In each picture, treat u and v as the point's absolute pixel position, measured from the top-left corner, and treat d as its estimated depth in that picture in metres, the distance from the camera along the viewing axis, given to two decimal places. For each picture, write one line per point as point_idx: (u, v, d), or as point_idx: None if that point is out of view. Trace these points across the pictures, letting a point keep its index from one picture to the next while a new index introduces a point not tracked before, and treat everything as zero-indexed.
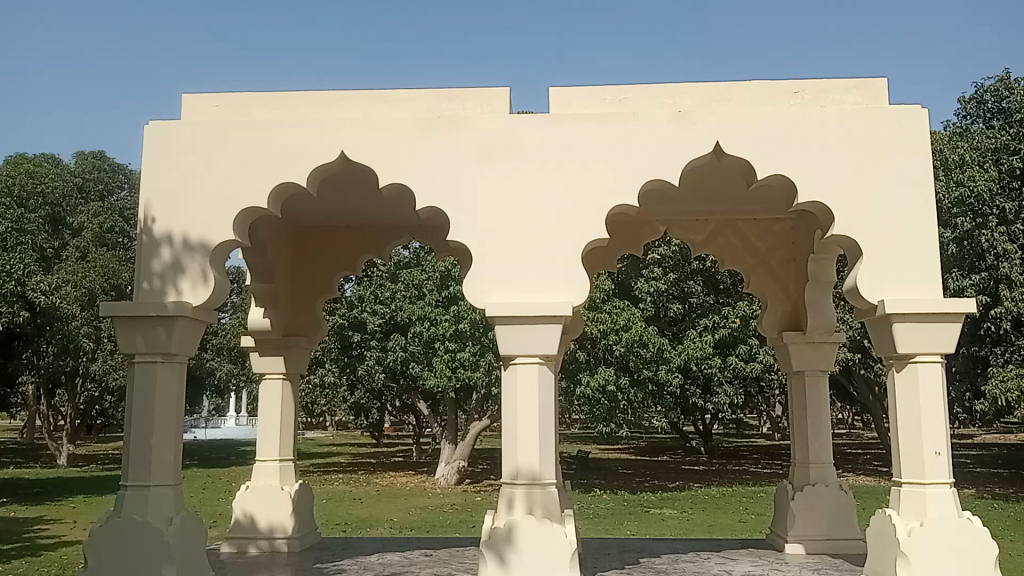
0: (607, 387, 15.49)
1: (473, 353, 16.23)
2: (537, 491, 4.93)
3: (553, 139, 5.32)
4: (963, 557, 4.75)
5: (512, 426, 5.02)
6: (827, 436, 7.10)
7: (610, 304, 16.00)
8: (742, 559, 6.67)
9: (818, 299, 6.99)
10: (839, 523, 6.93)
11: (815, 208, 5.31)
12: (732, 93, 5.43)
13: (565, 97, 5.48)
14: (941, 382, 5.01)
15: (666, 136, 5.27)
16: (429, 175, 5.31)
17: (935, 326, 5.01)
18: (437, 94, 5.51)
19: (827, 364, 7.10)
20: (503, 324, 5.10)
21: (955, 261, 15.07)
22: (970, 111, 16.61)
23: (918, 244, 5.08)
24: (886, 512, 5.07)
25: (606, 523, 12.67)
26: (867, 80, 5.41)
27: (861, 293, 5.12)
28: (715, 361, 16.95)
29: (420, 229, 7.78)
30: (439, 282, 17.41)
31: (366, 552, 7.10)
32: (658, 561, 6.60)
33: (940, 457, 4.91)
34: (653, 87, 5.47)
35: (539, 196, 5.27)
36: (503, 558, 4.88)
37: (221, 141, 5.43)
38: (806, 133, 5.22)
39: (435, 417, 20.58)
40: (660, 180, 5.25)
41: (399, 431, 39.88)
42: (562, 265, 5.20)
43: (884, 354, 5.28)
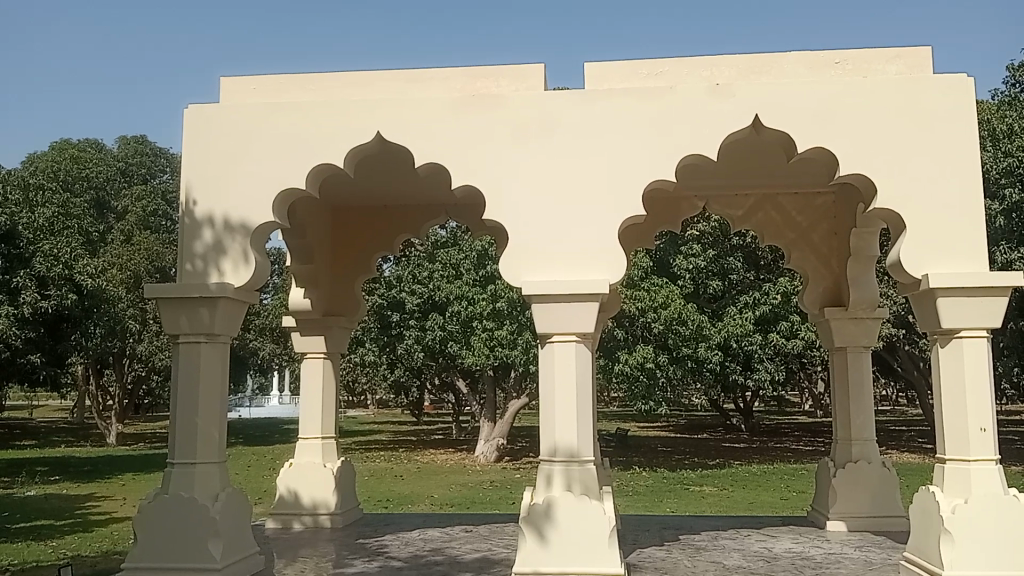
0: (646, 365, 15.44)
1: (510, 332, 16.30)
2: (575, 467, 4.96)
3: (590, 116, 5.28)
4: (1008, 535, 4.68)
5: (551, 402, 5.05)
6: (870, 414, 6.98)
7: (647, 282, 15.89)
8: (783, 536, 6.64)
9: (860, 274, 6.85)
10: (881, 500, 6.86)
11: (857, 181, 5.19)
12: (772, 65, 5.34)
13: (602, 72, 5.43)
14: (987, 357, 4.91)
15: (704, 110, 5.21)
16: (465, 153, 5.32)
17: (983, 301, 4.90)
18: (472, 72, 5.50)
19: (870, 339, 6.98)
20: (539, 302, 5.10)
21: (1003, 234, 14.72)
22: (1020, 79, 16.24)
23: (963, 219, 4.98)
24: (929, 489, 4.99)
25: (645, 501, 12.62)
26: (910, 49, 5.28)
27: (904, 267, 5.03)
28: (755, 338, 16.74)
29: (458, 208, 7.77)
30: (476, 261, 17.49)
31: (408, 528, 7.21)
32: (697, 538, 6.60)
33: (985, 434, 4.83)
34: (691, 60, 5.40)
35: (576, 175, 5.24)
36: (542, 533, 4.91)
37: (260, 126, 5.49)
38: (848, 101, 5.12)
39: (474, 395, 20.73)
40: (698, 155, 5.18)
41: (440, 408, 40.21)
42: (600, 242, 5.17)
43: (928, 328, 5.19)
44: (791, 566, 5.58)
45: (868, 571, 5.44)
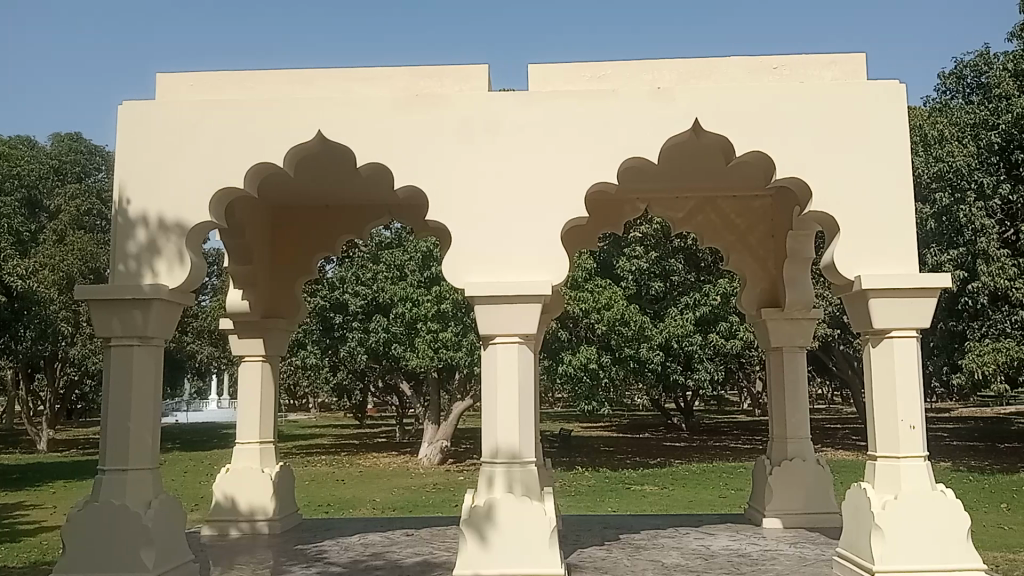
0: (589, 365, 15.59)
1: (455, 333, 16.26)
2: (516, 469, 4.96)
3: (534, 118, 5.28)
4: (936, 530, 4.81)
5: (492, 403, 5.04)
6: (805, 413, 7.13)
7: (592, 283, 15.98)
8: (721, 534, 6.74)
9: (795, 275, 7.00)
10: (815, 496, 7.00)
11: (794, 185, 5.30)
12: (713, 70, 5.41)
13: (545, 72, 5.44)
14: (916, 356, 5.06)
15: (646, 113, 5.25)
16: (407, 153, 5.27)
17: (914, 302, 5.04)
18: (415, 72, 5.46)
19: (805, 339, 7.14)
20: (481, 303, 5.09)
21: (933, 237, 15.21)
22: (950, 86, 16.86)
23: (894, 222, 5.11)
24: (860, 486, 5.11)
25: (586, 501, 12.67)
26: (846, 56, 5.41)
27: (838, 269, 5.15)
28: (695, 339, 16.95)
29: (399, 208, 7.69)
30: (421, 262, 17.13)
31: (347, 533, 7.12)
32: (638, 537, 6.66)
33: (914, 431, 4.96)
34: (633, 63, 5.45)
35: (519, 175, 5.24)
36: (483, 536, 4.89)
37: (197, 124, 5.37)
38: (784, 106, 5.22)
39: (418, 397, 20.62)
40: (640, 157, 5.23)
41: (383, 411, 39.92)
42: (542, 243, 5.19)
43: (860, 329, 5.32)
44: (729, 564, 5.66)
45: (803, 566, 5.55)
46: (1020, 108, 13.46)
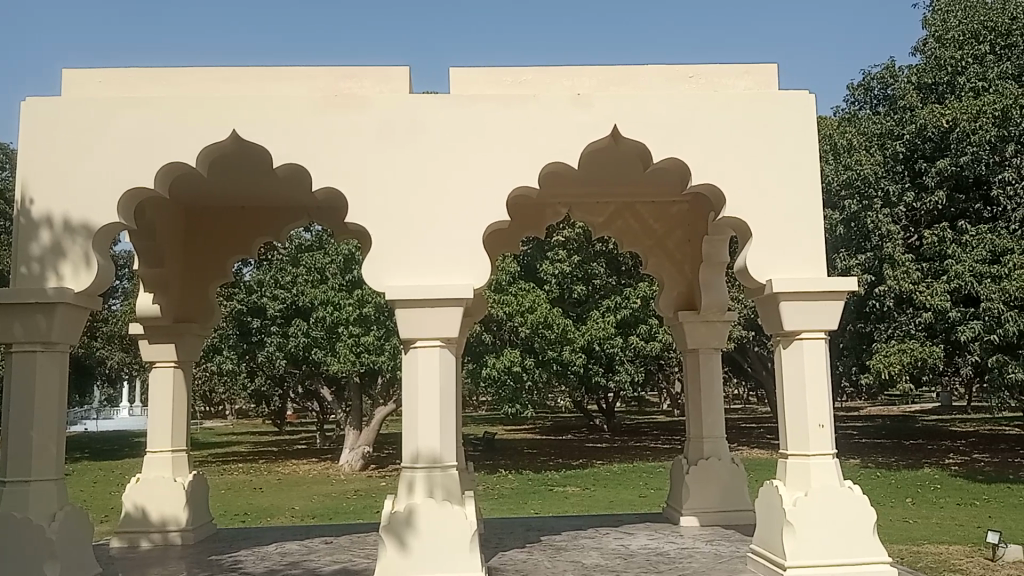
0: (513, 368, 15.65)
1: (377, 337, 16.10)
2: (437, 473, 4.93)
3: (454, 122, 5.27)
4: (843, 525, 4.98)
5: (413, 408, 5.00)
6: (719, 413, 7.31)
7: (514, 287, 16.17)
8: (639, 533, 6.84)
9: (710, 278, 7.16)
10: (730, 494, 7.18)
11: (709, 191, 5.43)
12: (631, 78, 5.49)
13: (467, 76, 5.44)
14: (824, 357, 5.24)
15: (565, 119, 5.31)
16: (326, 155, 5.20)
17: (823, 306, 5.23)
18: (333, 73, 5.38)
19: (720, 341, 7.32)
20: (402, 307, 5.05)
21: (842, 242, 15.74)
22: (858, 98, 17.56)
23: (803, 229, 5.28)
24: (772, 484, 5.25)
25: (509, 504, 12.69)
26: (757, 67, 5.58)
27: (750, 273, 5.30)
28: (617, 341, 17.18)
29: (320, 211, 7.56)
30: (342, 265, 16.97)
31: (264, 542, 6.96)
32: (559, 539, 6.70)
33: (823, 430, 5.13)
34: (554, 69, 5.49)
35: (440, 177, 5.22)
36: (403, 541, 4.85)
37: (108, 121, 5.18)
38: (699, 114, 5.35)
39: (339, 402, 20.33)
40: (560, 162, 5.28)
41: (303, 418, 39.20)
42: (462, 246, 5.18)
43: (771, 331, 5.47)
44: (646, 563, 5.74)
45: (718, 564, 5.67)
46: (924, 120, 14.29)
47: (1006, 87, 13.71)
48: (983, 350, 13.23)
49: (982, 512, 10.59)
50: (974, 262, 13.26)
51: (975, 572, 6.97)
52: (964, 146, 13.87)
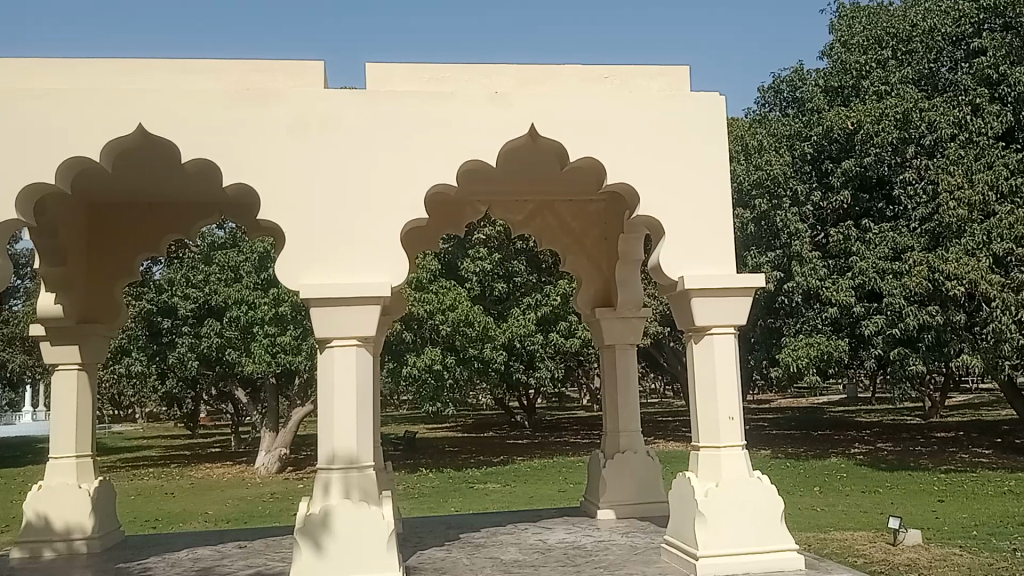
0: (434, 366, 15.65)
1: (294, 337, 15.84)
2: (353, 473, 4.89)
3: (370, 118, 5.23)
4: (753, 513, 5.15)
5: (329, 408, 4.94)
6: (635, 407, 7.48)
7: (436, 285, 16.17)
8: (557, 528, 6.92)
9: (627, 276, 7.29)
10: (645, 487, 7.33)
11: (623, 190, 5.52)
12: (547, 77, 5.53)
13: (384, 72, 5.40)
14: (733, 352, 5.41)
15: (483, 117, 5.32)
16: (238, 151, 5.08)
17: (732, 301, 5.40)
18: (245, 67, 5.28)
19: (636, 337, 7.47)
20: (317, 306, 4.97)
21: (752, 241, 16.17)
22: (768, 100, 18.23)
23: (714, 227, 5.43)
24: (684, 476, 5.39)
25: (429, 503, 12.67)
26: (671, 68, 5.71)
27: (663, 270, 5.42)
28: (537, 338, 17.28)
29: (233, 208, 7.41)
30: (257, 264, 16.63)
31: (174, 548, 6.77)
32: (477, 535, 6.72)
33: (733, 422, 5.29)
34: (472, 67, 5.49)
35: (357, 176, 5.17)
36: (318, 544, 4.80)
37: (4, 113, 4.95)
38: (614, 114, 5.44)
39: (254, 404, 19.93)
40: (478, 160, 5.29)
41: (217, 421, 38.22)
42: (378, 245, 5.14)
43: (683, 327, 5.61)
44: (564, 557, 5.82)
45: (633, 555, 5.79)
46: (830, 122, 14.85)
47: (906, 92, 14.35)
48: (886, 343, 13.71)
49: (883, 499, 11.08)
50: (877, 259, 13.83)
51: (877, 556, 7.28)
52: (868, 147, 14.47)
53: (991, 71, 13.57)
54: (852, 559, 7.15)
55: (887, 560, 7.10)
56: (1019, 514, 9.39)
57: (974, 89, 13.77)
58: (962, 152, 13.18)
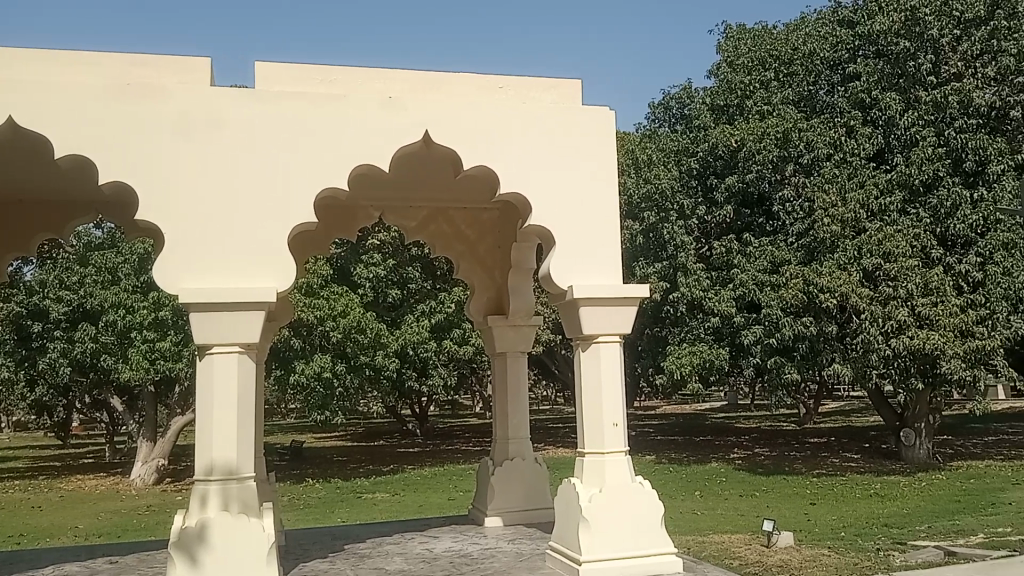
0: (323, 374, 15.33)
1: (175, 343, 15.26)
2: (232, 485, 4.73)
3: (258, 117, 5.10)
4: (635, 518, 5.27)
5: (207, 417, 4.77)
6: (524, 414, 7.54)
7: (327, 290, 15.89)
8: (445, 536, 6.90)
9: (519, 284, 7.35)
10: (532, 493, 7.41)
11: (516, 200, 5.57)
12: (442, 84, 5.53)
13: (274, 72, 5.28)
14: (618, 360, 5.54)
15: (376, 121, 5.26)
16: (117, 147, 4.87)
17: (617, 312, 5.53)
18: (127, 60, 5.06)
19: (527, 345, 7.54)
20: (198, 311, 4.80)
21: (641, 252, 16.73)
22: (658, 116, 18.81)
23: (602, 238, 5.56)
24: (570, 482, 5.46)
25: (315, 513, 12.42)
26: (563, 81, 5.83)
27: (553, 278, 5.49)
28: (431, 345, 17.18)
29: (109, 207, 7.09)
30: (136, 266, 15.95)
31: (38, 565, 6.39)
32: (362, 546, 6.62)
33: (617, 428, 5.42)
34: (366, 71, 5.43)
35: (260, 179, 5.05)
36: (194, 558, 4.64)
37: None
38: (508, 123, 5.49)
39: (132, 413, 19.04)
40: (369, 164, 5.23)
41: (90, 431, 36.36)
42: (264, 249, 5.01)
43: (571, 336, 5.69)
44: (450, 565, 5.81)
45: (519, 561, 5.83)
46: (715, 139, 15.41)
47: (787, 113, 15.02)
48: (763, 352, 14.23)
49: (760, 502, 11.54)
50: (756, 271, 14.42)
51: (752, 558, 7.58)
52: (750, 164, 15.11)
53: (864, 95, 14.38)
54: (728, 561, 7.43)
55: (762, 561, 7.40)
56: (883, 515, 9.96)
57: (849, 112, 14.57)
58: (836, 171, 13.91)
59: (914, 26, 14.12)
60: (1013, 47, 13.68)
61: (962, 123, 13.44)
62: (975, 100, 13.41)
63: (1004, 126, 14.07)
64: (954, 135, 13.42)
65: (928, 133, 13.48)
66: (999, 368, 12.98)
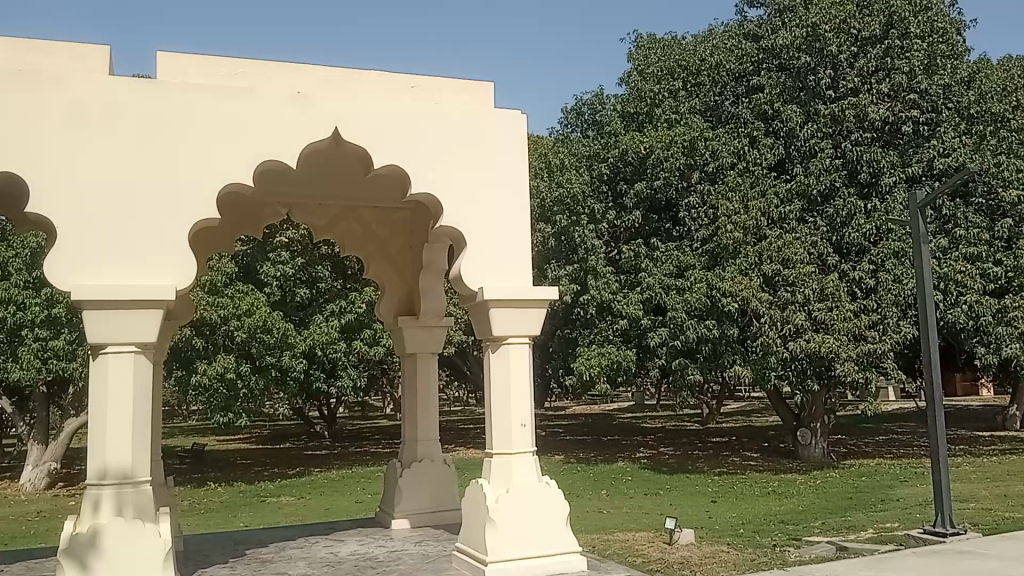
0: (226, 375, 14.91)
1: (68, 342, 14.65)
2: (127, 489, 4.55)
3: (161, 109, 4.93)
4: (541, 517, 5.32)
5: (100, 419, 4.58)
6: (434, 415, 7.52)
7: (231, 289, 15.47)
8: (350, 539, 6.81)
9: (430, 286, 7.32)
10: (440, 495, 7.39)
11: (426, 200, 5.54)
12: (353, 82, 5.47)
13: (178, 63, 5.12)
14: (527, 361, 5.58)
15: (283, 117, 5.16)
16: (6, 135, 4.63)
17: (527, 312, 5.57)
18: (19, 45, 4.82)
19: (437, 346, 7.51)
20: (92, 308, 4.61)
21: (552, 254, 16.78)
22: (571, 121, 19.10)
23: (513, 240, 5.59)
24: (477, 483, 5.46)
25: (216, 518, 12.08)
26: (475, 83, 5.84)
27: (464, 279, 5.49)
28: (340, 346, 16.91)
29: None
30: (28, 260, 15.17)
31: None
32: (264, 551, 6.47)
33: (524, 429, 5.46)
34: (275, 65, 5.32)
35: (165, 176, 4.89)
36: (85, 564, 4.46)
37: None
38: (419, 123, 5.46)
39: (21, 415, 18.12)
40: (276, 160, 5.12)
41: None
42: (164, 245, 4.84)
43: (480, 337, 5.70)
44: (355, 568, 5.74)
45: (425, 563, 5.80)
46: (625, 145, 15.74)
47: (693, 122, 15.48)
48: (669, 354, 14.51)
49: (664, 500, 11.82)
50: (662, 275, 14.72)
51: (655, 555, 7.74)
52: (658, 171, 15.38)
53: (767, 107, 14.94)
54: (632, 558, 7.57)
55: (664, 558, 7.57)
56: (778, 512, 10.34)
57: (752, 123, 15.12)
58: (739, 180, 14.35)
59: (814, 42, 14.69)
60: (906, 65, 14.23)
61: (857, 136, 14.08)
62: (870, 115, 13.98)
63: (896, 140, 14.42)
64: (850, 147, 14.05)
65: (826, 145, 14.08)
66: (890, 372, 13.39)
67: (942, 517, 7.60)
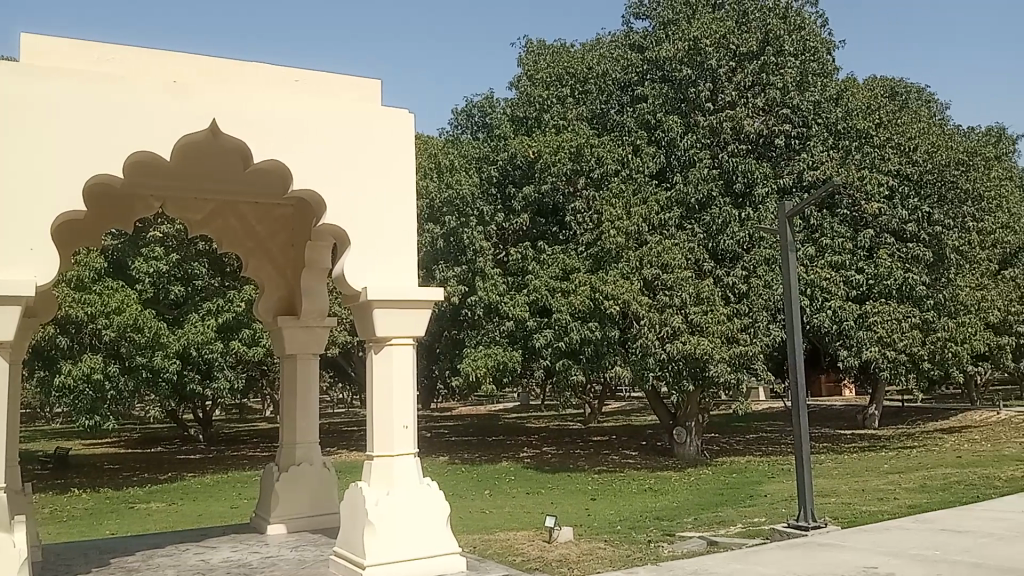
0: (93, 376, 14.17)
1: None
2: None
3: (23, 94, 4.67)
4: (423, 518, 5.31)
5: None
6: (314, 417, 7.39)
7: (100, 285, 14.72)
8: (222, 546, 6.59)
9: (313, 284, 7.19)
10: (318, 498, 7.26)
11: (309, 197, 5.44)
12: (234, 74, 5.31)
13: (42, 46, 4.85)
14: (410, 362, 5.56)
15: (158, 107, 4.95)
16: None
17: (408, 312, 5.54)
18: None
19: (318, 347, 7.38)
20: None
21: (439, 254, 16.68)
22: (460, 122, 19.18)
23: (399, 240, 5.56)
24: (357, 485, 5.39)
25: (79, 526, 11.44)
26: (362, 80, 5.77)
27: (346, 279, 5.41)
28: (217, 347, 16.10)
29: None
30: None
31: None
32: (130, 560, 6.19)
33: (407, 430, 5.43)
34: (149, 52, 5.11)
35: (24, 164, 4.61)
36: None
37: None
38: (303, 118, 5.36)
39: None
40: (149, 151, 4.91)
41: None
42: (22, 237, 4.55)
43: (362, 337, 5.64)
44: None
45: (301, 569, 5.69)
46: (514, 148, 15.91)
47: (580, 129, 15.64)
48: (552, 355, 14.65)
49: (544, 499, 11.99)
50: (548, 278, 14.89)
51: (534, 554, 7.85)
52: (546, 176, 15.50)
53: (650, 117, 15.48)
54: (511, 558, 7.65)
55: (542, 557, 7.69)
56: (653, 509, 10.66)
57: (636, 131, 15.62)
58: (623, 187, 14.73)
59: (695, 55, 15.34)
60: (780, 82, 14.97)
61: (734, 148, 14.75)
62: (745, 128, 14.69)
63: (770, 153, 15.13)
64: (727, 159, 14.70)
65: (704, 155, 14.76)
66: (759, 372, 14.18)
67: (806, 512, 8.01)
